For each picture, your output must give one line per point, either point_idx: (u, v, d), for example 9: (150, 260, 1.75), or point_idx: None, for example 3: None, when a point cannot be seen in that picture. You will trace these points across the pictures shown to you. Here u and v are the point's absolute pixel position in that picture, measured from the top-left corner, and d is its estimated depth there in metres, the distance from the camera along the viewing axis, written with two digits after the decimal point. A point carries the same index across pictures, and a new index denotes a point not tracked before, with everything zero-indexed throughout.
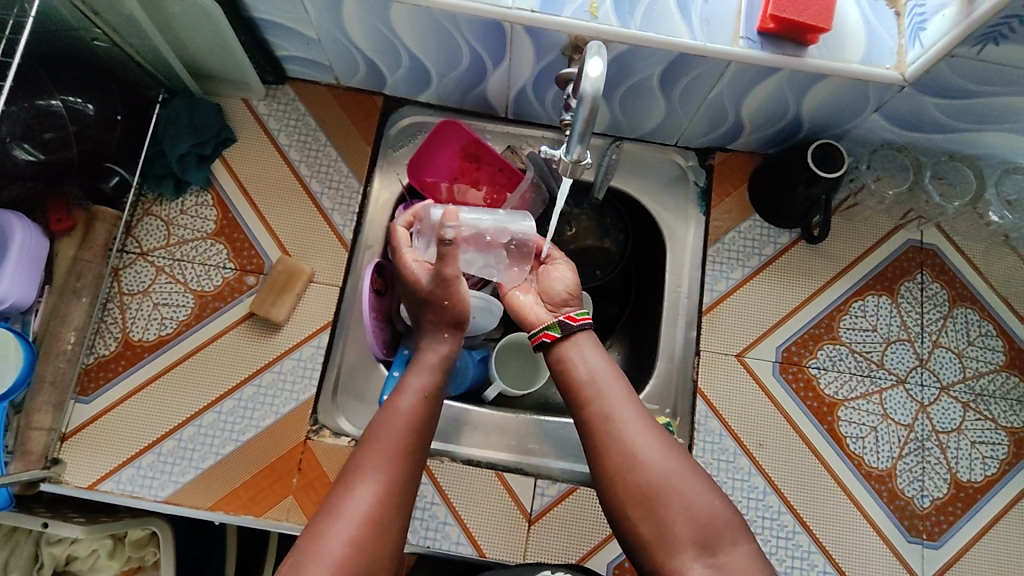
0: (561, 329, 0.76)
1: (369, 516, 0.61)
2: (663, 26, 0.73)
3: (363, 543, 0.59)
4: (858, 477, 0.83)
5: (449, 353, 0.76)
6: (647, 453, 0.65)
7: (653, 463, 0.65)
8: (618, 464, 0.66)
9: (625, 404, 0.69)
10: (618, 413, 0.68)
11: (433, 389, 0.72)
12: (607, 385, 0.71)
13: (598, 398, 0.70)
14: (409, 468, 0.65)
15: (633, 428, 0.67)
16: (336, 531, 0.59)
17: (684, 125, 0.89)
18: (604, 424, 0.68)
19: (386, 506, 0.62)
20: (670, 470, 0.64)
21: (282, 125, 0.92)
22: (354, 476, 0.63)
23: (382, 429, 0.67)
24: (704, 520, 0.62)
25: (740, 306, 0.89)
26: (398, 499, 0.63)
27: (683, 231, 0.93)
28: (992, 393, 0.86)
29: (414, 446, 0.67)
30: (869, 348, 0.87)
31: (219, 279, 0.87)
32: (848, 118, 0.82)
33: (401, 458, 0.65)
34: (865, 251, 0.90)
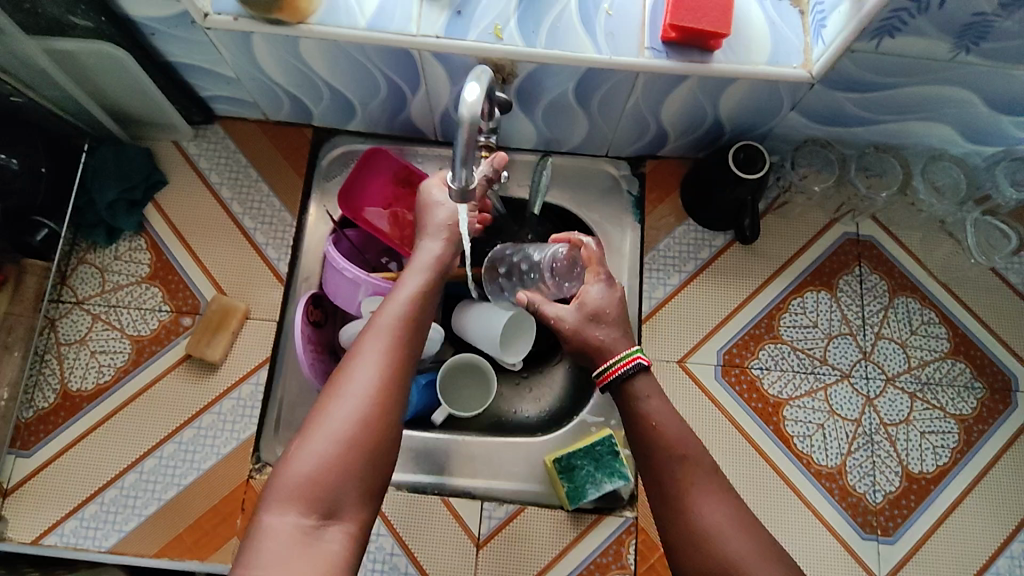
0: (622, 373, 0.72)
1: (371, 393, 0.59)
2: (568, 42, 0.73)
3: (368, 423, 0.58)
4: (808, 477, 0.82)
5: (443, 255, 0.75)
6: (732, 534, 0.60)
7: (726, 540, 0.60)
8: (695, 544, 0.61)
9: (702, 474, 0.64)
10: (688, 483, 0.64)
11: (431, 286, 0.72)
12: (672, 449, 0.66)
13: (675, 462, 0.65)
14: (408, 347, 0.64)
15: (708, 501, 0.63)
16: (339, 407, 0.58)
17: (610, 135, 0.89)
18: (682, 498, 0.63)
19: (388, 384, 0.61)
20: (747, 546, 0.59)
21: (213, 165, 0.93)
22: (352, 359, 0.62)
23: (380, 318, 0.66)
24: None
25: (679, 312, 0.88)
26: (398, 378, 0.62)
27: (620, 240, 0.93)
28: (939, 381, 0.85)
29: (411, 328, 0.66)
30: (810, 345, 0.87)
31: (155, 322, 0.87)
32: (768, 118, 0.82)
33: (398, 340, 0.64)
34: (800, 248, 0.90)
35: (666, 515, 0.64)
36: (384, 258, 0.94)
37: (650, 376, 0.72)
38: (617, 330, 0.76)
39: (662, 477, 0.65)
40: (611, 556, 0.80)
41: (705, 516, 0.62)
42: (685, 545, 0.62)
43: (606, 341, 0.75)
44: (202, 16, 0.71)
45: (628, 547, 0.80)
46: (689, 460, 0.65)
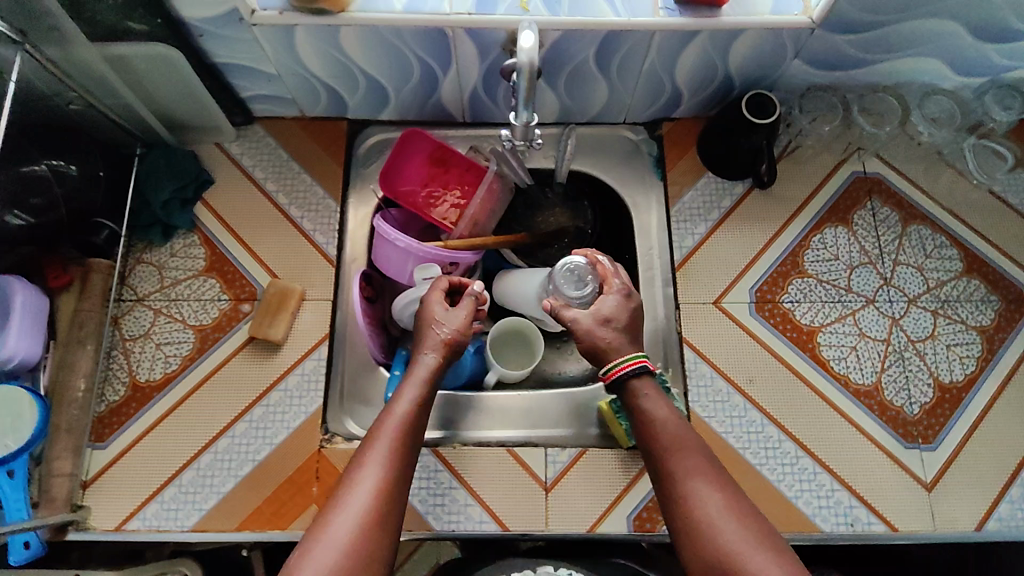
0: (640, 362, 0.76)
1: (367, 507, 0.63)
2: (588, 9, 0.81)
3: (363, 538, 0.61)
4: (848, 396, 0.87)
5: (436, 362, 0.77)
6: (727, 521, 0.63)
7: (725, 524, 0.63)
8: (691, 527, 0.64)
9: (698, 461, 0.68)
10: (688, 474, 0.67)
11: (425, 396, 0.74)
12: (670, 441, 0.70)
13: (673, 455, 0.69)
14: (405, 458, 0.68)
15: (705, 491, 0.65)
16: (342, 520, 0.62)
17: (628, 100, 0.96)
18: (681, 488, 0.67)
19: (385, 496, 0.64)
20: (740, 533, 0.62)
21: (256, 161, 0.98)
22: (356, 472, 0.66)
23: (381, 427, 0.70)
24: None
25: (709, 257, 0.94)
26: (396, 490, 0.66)
27: (645, 198, 0.99)
28: (957, 298, 0.92)
29: (406, 437, 0.69)
30: (835, 276, 0.92)
31: (215, 311, 0.91)
32: (774, 68, 0.89)
33: (396, 450, 0.68)
34: (814, 189, 0.97)
35: (669, 506, 0.67)
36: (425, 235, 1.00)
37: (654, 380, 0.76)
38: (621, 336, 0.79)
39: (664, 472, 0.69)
40: None
41: (702, 502, 0.65)
42: (689, 529, 0.64)
43: (610, 343, 0.78)
44: (251, 13, 0.77)
45: None
46: (685, 451, 0.69)
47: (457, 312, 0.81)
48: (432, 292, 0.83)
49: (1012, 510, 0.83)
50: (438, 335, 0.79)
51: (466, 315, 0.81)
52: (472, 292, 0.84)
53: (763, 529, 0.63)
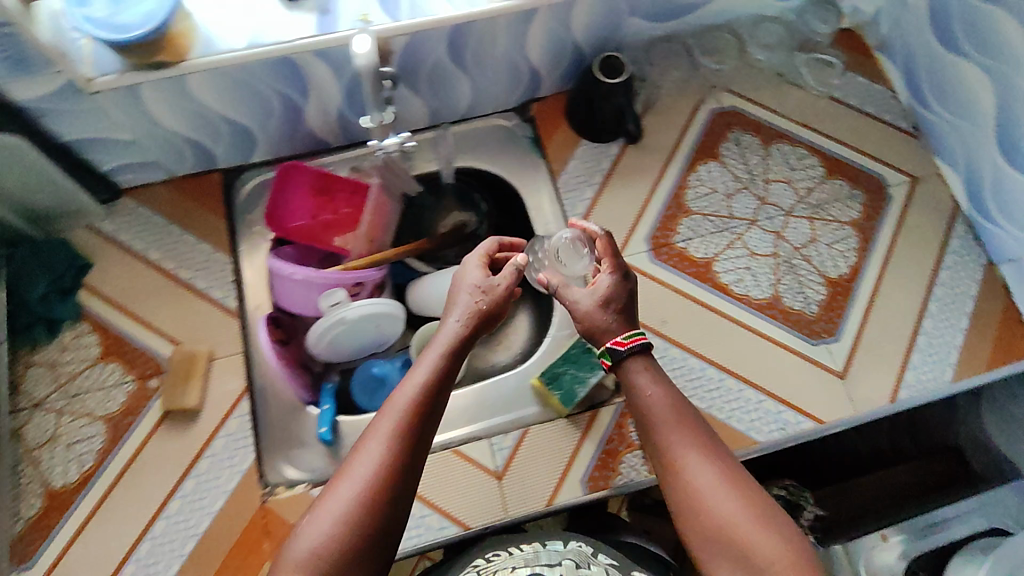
0: (611, 355, 0.72)
1: (355, 499, 0.58)
2: (428, 10, 0.82)
3: (358, 518, 0.57)
4: (754, 313, 0.93)
5: (463, 331, 0.71)
6: (716, 495, 0.62)
7: (714, 500, 0.62)
8: (694, 506, 0.62)
9: (685, 439, 0.66)
10: (681, 448, 0.65)
11: (444, 365, 0.67)
12: (659, 419, 0.68)
13: (664, 428, 0.67)
14: (412, 446, 0.61)
15: (695, 469, 0.64)
16: (329, 509, 0.58)
17: (491, 90, 0.99)
18: (670, 467, 0.65)
19: (381, 488, 0.59)
20: (731, 505, 0.61)
21: (132, 234, 0.94)
22: (363, 442, 0.62)
23: (393, 403, 0.63)
24: (763, 559, 0.58)
25: (601, 219, 0.98)
26: (404, 466, 0.60)
27: (531, 177, 1.02)
28: (826, 200, 0.99)
29: (408, 425, 0.62)
30: (716, 207, 0.98)
31: (122, 395, 0.87)
32: (614, 29, 0.94)
33: (400, 437, 0.61)
34: (681, 133, 1.02)
35: (664, 477, 0.66)
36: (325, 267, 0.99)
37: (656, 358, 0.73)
38: (605, 317, 0.74)
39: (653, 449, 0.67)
40: (618, 439, 0.85)
41: (694, 472, 0.64)
42: (681, 504, 0.63)
43: (605, 324, 0.74)
44: (87, 81, 0.75)
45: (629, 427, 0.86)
46: (684, 427, 0.67)
47: (492, 279, 0.75)
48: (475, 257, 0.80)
49: (916, 376, 0.90)
50: (469, 299, 0.73)
51: (506, 282, 0.74)
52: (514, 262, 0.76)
53: (753, 503, 0.61)
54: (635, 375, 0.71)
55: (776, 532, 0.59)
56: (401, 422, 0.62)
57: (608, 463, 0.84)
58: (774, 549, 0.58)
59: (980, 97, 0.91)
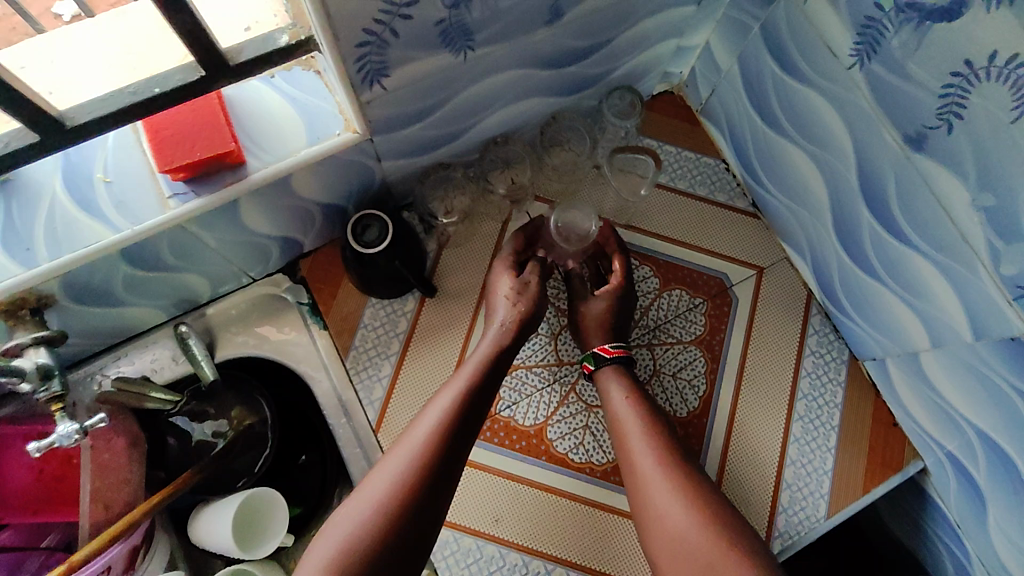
0: (595, 360, 0.78)
1: (392, 484, 0.62)
2: (77, 238, 0.61)
3: (373, 533, 0.59)
4: (599, 484, 0.79)
5: (510, 320, 0.75)
6: (673, 506, 0.65)
7: (670, 514, 0.65)
8: (657, 530, 0.65)
9: (650, 461, 0.69)
10: (641, 465, 0.70)
11: (480, 372, 0.72)
12: (633, 431, 0.72)
13: (632, 445, 0.72)
14: (438, 451, 0.65)
15: (656, 485, 0.68)
16: (343, 523, 0.60)
17: (234, 269, 0.78)
18: (644, 479, 0.69)
19: (407, 483, 0.62)
20: (686, 512, 0.64)
21: None
22: (392, 452, 0.66)
23: (429, 414, 0.68)
24: (713, 558, 0.60)
25: (405, 399, 0.81)
26: (428, 473, 0.64)
27: (316, 357, 0.83)
28: (665, 319, 0.85)
29: (448, 426, 0.67)
30: (541, 356, 0.83)
31: None
32: (367, 178, 0.75)
33: (436, 435, 0.66)
34: (486, 269, 0.85)
35: (635, 497, 0.69)
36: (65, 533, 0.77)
37: (627, 379, 0.77)
38: (591, 329, 0.79)
39: (628, 468, 0.71)
40: None
41: (653, 487, 0.68)
42: (650, 513, 0.67)
43: (597, 339, 0.79)
44: None
45: None
46: (652, 441, 0.71)
47: (520, 280, 0.78)
48: (499, 267, 0.80)
49: (788, 520, 0.79)
50: (509, 297, 0.77)
51: (535, 280, 0.78)
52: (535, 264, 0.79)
53: (707, 511, 0.64)
54: (607, 384, 0.77)
55: (728, 537, 0.62)
56: (450, 419, 0.67)
57: None
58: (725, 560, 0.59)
59: (812, 184, 0.77)
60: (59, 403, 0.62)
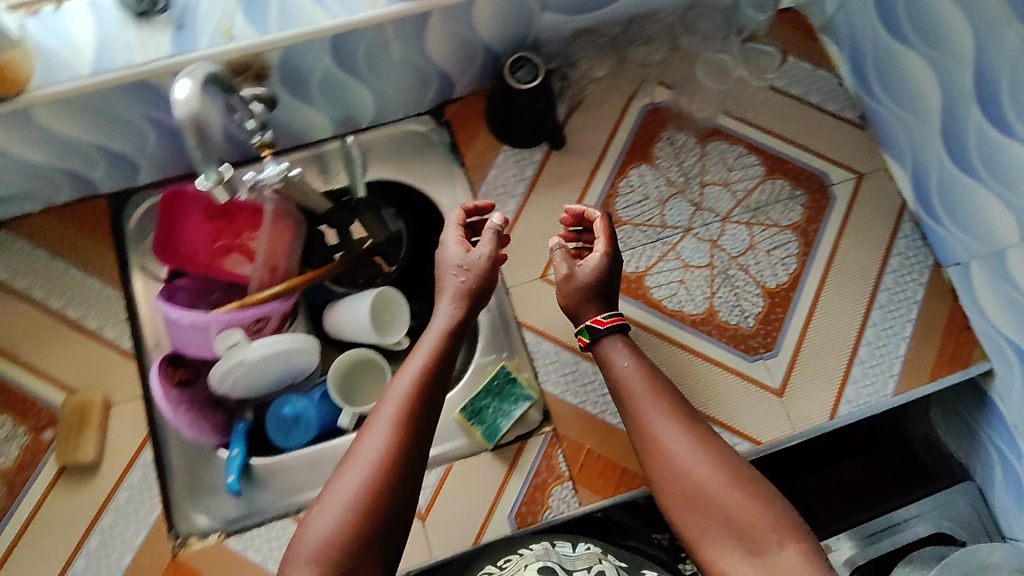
0: (590, 333, 0.77)
1: (376, 466, 0.60)
2: (300, 18, 0.73)
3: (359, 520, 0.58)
4: (687, 330, 0.87)
5: (472, 287, 0.74)
6: (693, 463, 0.65)
7: (695, 470, 0.65)
8: (680, 488, 0.65)
9: (666, 416, 0.69)
10: (659, 428, 0.69)
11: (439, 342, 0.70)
12: (643, 394, 0.71)
13: (643, 408, 0.71)
14: (416, 431, 0.64)
15: (676, 446, 0.67)
16: (327, 513, 0.59)
17: (398, 96, 0.91)
18: (660, 439, 0.68)
19: (393, 461, 0.61)
20: (710, 469, 0.65)
21: (14, 271, 0.88)
22: (364, 429, 0.63)
23: (393, 385, 0.66)
24: (742, 520, 0.61)
25: (525, 234, 0.92)
26: (406, 447, 0.62)
27: (451, 190, 0.95)
28: (766, 203, 0.93)
29: (426, 405, 0.65)
30: (648, 216, 0.91)
31: (15, 448, 0.82)
32: (527, 26, 0.86)
33: (406, 414, 0.64)
34: (608, 135, 0.95)
35: (651, 461, 0.68)
36: (227, 296, 0.90)
37: (629, 348, 0.76)
38: (579, 299, 0.79)
39: (642, 433, 0.69)
40: (546, 472, 0.83)
41: (674, 446, 0.67)
42: (669, 473, 0.66)
43: (590, 306, 0.79)
44: None
45: (558, 458, 0.84)
46: (659, 402, 0.70)
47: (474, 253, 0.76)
48: (450, 236, 0.79)
49: (858, 392, 0.86)
50: (453, 284, 0.75)
51: (489, 251, 0.76)
52: (492, 226, 0.77)
53: (734, 469, 0.65)
54: (609, 349, 0.76)
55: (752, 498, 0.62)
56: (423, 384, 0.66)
57: (537, 497, 0.82)
58: (757, 514, 0.61)
59: (924, 88, 0.85)
60: (266, 150, 0.76)
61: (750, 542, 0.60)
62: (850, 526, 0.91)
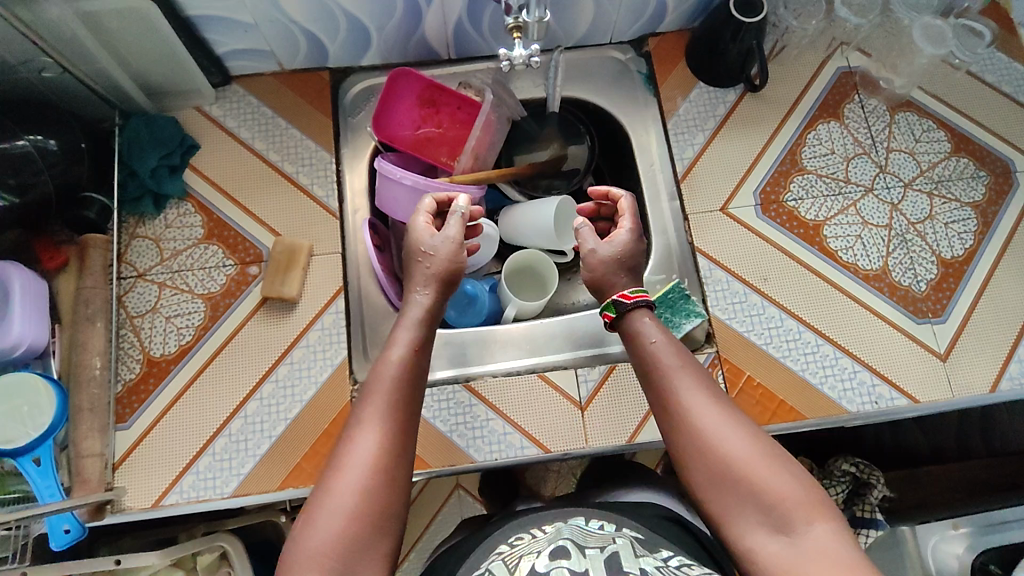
0: (616, 307, 0.74)
1: (371, 470, 0.60)
2: None
3: (371, 492, 0.59)
4: (859, 282, 0.90)
5: (433, 304, 0.74)
6: (734, 436, 0.62)
7: (733, 446, 0.61)
8: (712, 464, 0.61)
9: (696, 386, 0.66)
10: (689, 402, 0.65)
11: (420, 339, 0.70)
12: (670, 369, 0.67)
13: (674, 382, 0.67)
14: (402, 426, 0.64)
15: (711, 419, 0.63)
16: (340, 488, 0.59)
17: (613, 18, 0.95)
18: (690, 416, 0.64)
19: (387, 462, 0.61)
20: (742, 448, 0.61)
21: (240, 122, 0.95)
22: (353, 429, 0.63)
23: (383, 365, 0.67)
24: (772, 495, 0.58)
25: (711, 166, 0.94)
26: (396, 444, 0.62)
27: (640, 117, 0.99)
28: (949, 177, 0.94)
29: (404, 399, 0.65)
30: (833, 169, 0.94)
31: (223, 277, 0.89)
32: None
33: (393, 412, 0.64)
34: (801, 88, 0.97)
35: (677, 437, 0.64)
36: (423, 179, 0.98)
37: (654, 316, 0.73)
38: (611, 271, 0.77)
39: (670, 410, 0.65)
40: None
41: (703, 421, 0.63)
42: (696, 448, 0.62)
43: (618, 281, 0.77)
44: None
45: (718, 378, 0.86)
46: (687, 374, 0.67)
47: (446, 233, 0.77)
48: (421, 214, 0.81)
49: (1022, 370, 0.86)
50: (432, 271, 0.75)
51: (457, 228, 0.78)
52: (460, 210, 0.78)
53: (769, 447, 0.61)
54: (639, 323, 0.72)
55: (780, 473, 0.59)
56: (405, 375, 0.67)
57: None
58: (788, 487, 0.58)
59: None
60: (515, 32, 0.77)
61: (782, 520, 0.57)
62: (962, 515, 0.96)
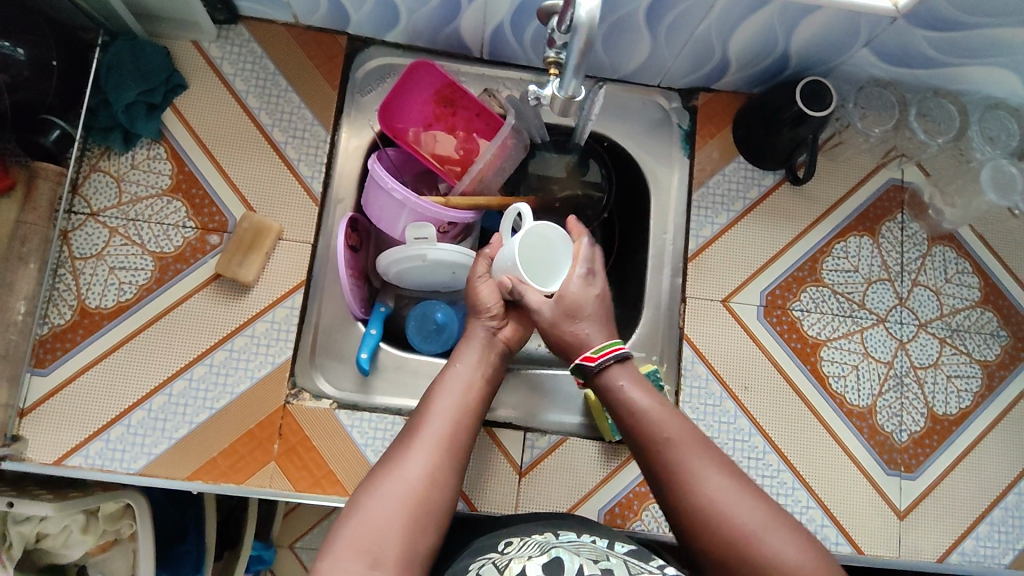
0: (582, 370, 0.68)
1: (422, 485, 0.57)
2: None
3: (418, 498, 0.56)
4: (840, 416, 0.85)
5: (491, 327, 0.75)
6: (735, 505, 0.55)
7: (733, 507, 0.55)
8: (703, 521, 0.55)
9: (692, 444, 0.59)
10: (696, 480, 0.57)
11: (483, 361, 0.71)
12: (664, 424, 0.61)
13: (670, 444, 0.60)
14: (461, 433, 0.63)
15: (707, 477, 0.57)
16: (389, 486, 0.57)
17: (667, 63, 0.85)
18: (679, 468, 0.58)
19: (440, 479, 0.58)
20: (748, 512, 0.55)
21: (237, 70, 0.86)
22: (412, 432, 0.62)
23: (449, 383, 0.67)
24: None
25: (724, 252, 0.87)
26: (451, 457, 0.61)
27: (667, 176, 0.90)
28: (968, 328, 0.88)
29: (463, 426, 0.63)
30: (851, 289, 0.87)
31: (180, 239, 0.82)
32: (837, 53, 0.80)
33: (458, 418, 0.63)
34: (843, 193, 0.89)
35: (669, 502, 0.59)
36: (422, 180, 0.91)
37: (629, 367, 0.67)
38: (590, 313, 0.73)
39: (658, 460, 0.60)
40: (650, 485, 0.82)
41: (701, 484, 0.57)
42: (700, 531, 0.56)
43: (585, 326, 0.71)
44: None
45: None
46: (675, 435, 0.60)
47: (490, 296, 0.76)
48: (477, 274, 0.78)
49: (1018, 502, 0.84)
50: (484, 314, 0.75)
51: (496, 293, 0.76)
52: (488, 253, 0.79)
53: (768, 505, 0.56)
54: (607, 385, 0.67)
55: (780, 541, 0.53)
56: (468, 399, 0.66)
57: (633, 505, 0.81)
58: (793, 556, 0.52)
59: None
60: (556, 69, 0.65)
61: None
62: None
